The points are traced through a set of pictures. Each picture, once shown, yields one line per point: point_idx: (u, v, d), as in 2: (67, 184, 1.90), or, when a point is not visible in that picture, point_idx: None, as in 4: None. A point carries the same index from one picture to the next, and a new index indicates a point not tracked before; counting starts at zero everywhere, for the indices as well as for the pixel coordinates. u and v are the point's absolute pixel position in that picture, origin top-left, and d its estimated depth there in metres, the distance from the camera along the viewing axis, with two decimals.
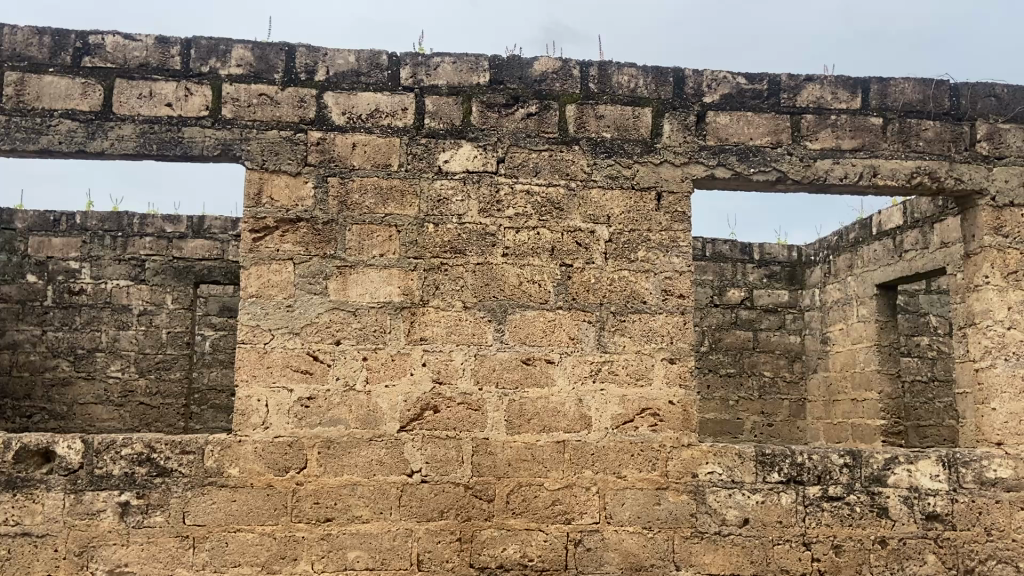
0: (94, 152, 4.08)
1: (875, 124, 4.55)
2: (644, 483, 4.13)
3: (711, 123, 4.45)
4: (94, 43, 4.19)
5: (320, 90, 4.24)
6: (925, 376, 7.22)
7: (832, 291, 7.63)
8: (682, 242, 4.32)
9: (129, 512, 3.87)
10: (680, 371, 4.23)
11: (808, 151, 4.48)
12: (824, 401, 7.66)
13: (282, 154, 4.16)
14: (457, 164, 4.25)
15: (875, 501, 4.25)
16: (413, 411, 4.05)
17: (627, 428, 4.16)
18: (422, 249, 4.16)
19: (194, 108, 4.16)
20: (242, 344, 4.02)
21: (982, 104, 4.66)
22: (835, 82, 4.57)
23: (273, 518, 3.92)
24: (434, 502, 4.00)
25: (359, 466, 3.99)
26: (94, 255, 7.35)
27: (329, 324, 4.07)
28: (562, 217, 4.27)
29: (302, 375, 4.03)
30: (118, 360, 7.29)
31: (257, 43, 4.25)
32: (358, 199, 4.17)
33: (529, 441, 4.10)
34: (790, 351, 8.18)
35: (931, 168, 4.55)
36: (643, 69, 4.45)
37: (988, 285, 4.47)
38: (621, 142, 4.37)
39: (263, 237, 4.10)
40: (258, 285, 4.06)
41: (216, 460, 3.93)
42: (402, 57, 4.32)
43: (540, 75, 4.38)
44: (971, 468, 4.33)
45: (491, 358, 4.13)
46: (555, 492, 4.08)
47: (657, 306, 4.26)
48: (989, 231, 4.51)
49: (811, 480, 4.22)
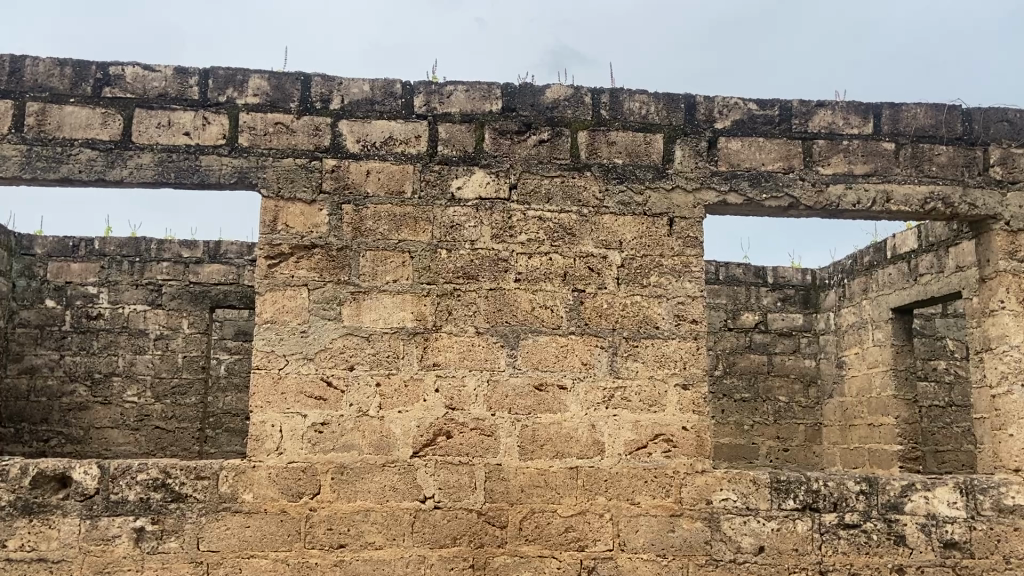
0: (112, 180, 4.15)
1: (887, 149, 4.56)
2: (657, 510, 4.11)
3: (723, 149, 4.47)
4: (114, 73, 4.27)
5: (334, 119, 4.30)
6: (942, 401, 7.18)
7: (847, 314, 7.59)
8: (694, 267, 4.33)
9: (144, 538, 3.88)
10: (694, 397, 4.22)
11: (820, 176, 4.49)
12: (840, 426, 7.61)
13: (297, 182, 4.21)
14: (469, 191, 4.28)
15: (892, 529, 4.20)
16: (426, 437, 4.06)
17: (641, 454, 4.15)
18: (435, 275, 4.19)
19: (212, 137, 4.23)
20: (256, 369, 4.04)
21: (995, 129, 4.66)
22: (846, 107, 4.58)
23: (286, 544, 3.93)
24: (447, 529, 4.00)
25: (373, 492, 4.00)
26: (112, 280, 7.43)
27: (343, 350, 4.10)
28: (575, 243, 4.29)
29: (317, 401, 4.05)
30: (134, 385, 7.34)
31: (273, 73, 4.32)
32: (371, 226, 4.20)
33: (542, 467, 4.09)
34: (805, 375, 8.13)
35: (945, 194, 4.54)
36: (655, 96, 4.48)
37: (1003, 310, 4.45)
38: (632, 168, 4.40)
39: (278, 263, 4.14)
40: (273, 311, 4.10)
41: (230, 485, 3.95)
42: (415, 86, 4.38)
43: (552, 102, 4.42)
44: (989, 495, 4.28)
45: (504, 383, 4.14)
46: (568, 519, 4.06)
47: (670, 331, 4.26)
48: (1004, 255, 4.49)
49: (827, 507, 4.19)
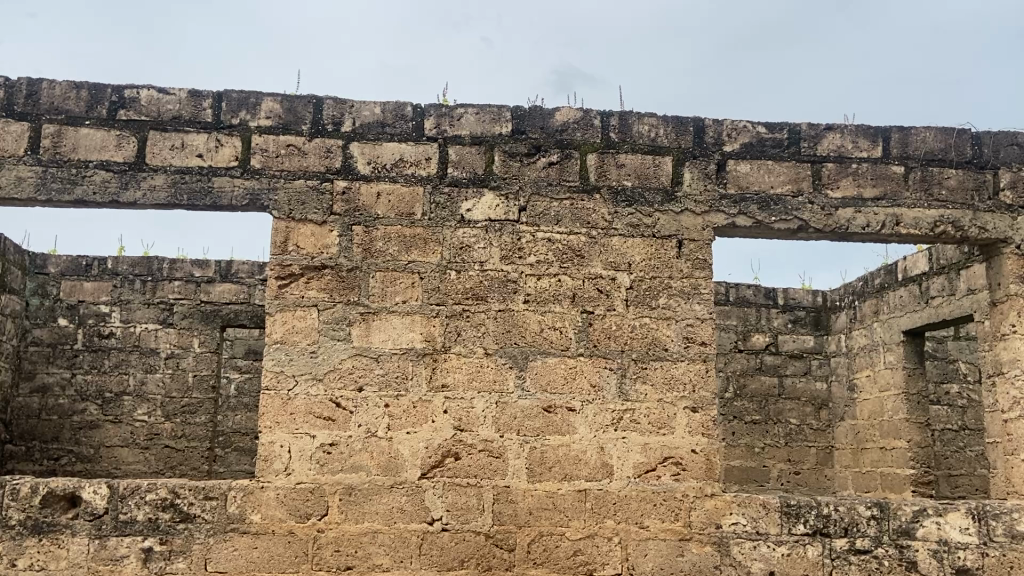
0: (126, 202, 4.19)
1: (896, 173, 4.56)
2: (666, 534, 4.09)
3: (733, 172, 4.48)
4: (130, 96, 4.33)
5: (346, 141, 4.34)
6: (955, 424, 7.17)
7: (858, 336, 7.56)
8: (704, 289, 4.33)
9: (151, 558, 3.88)
10: (703, 420, 4.21)
11: (830, 199, 4.49)
12: (852, 449, 7.56)
13: (308, 204, 4.25)
14: (479, 213, 4.30)
15: (903, 555, 4.16)
16: (434, 459, 4.06)
17: (650, 477, 4.13)
18: (444, 296, 4.21)
19: (225, 158, 4.27)
20: (266, 390, 4.06)
21: (1005, 153, 4.66)
22: (856, 130, 4.60)
23: (294, 565, 3.92)
24: (455, 551, 3.99)
25: (380, 514, 3.99)
26: (124, 299, 7.48)
27: (352, 370, 4.11)
28: (584, 264, 4.30)
29: (325, 422, 4.06)
30: (145, 404, 7.37)
31: (286, 96, 4.37)
32: (381, 247, 4.23)
33: (550, 490, 4.08)
34: (816, 398, 8.09)
35: (955, 217, 4.53)
36: (663, 118, 4.51)
37: (1015, 334, 4.43)
38: (641, 191, 4.41)
39: (288, 284, 4.17)
40: (283, 331, 4.12)
41: (239, 506, 3.95)
42: (426, 108, 4.41)
43: (561, 125, 4.45)
44: (1002, 522, 4.22)
45: (512, 406, 4.14)
46: (576, 542, 4.04)
47: (679, 353, 4.26)
48: (1015, 279, 4.48)
49: (838, 532, 4.15)
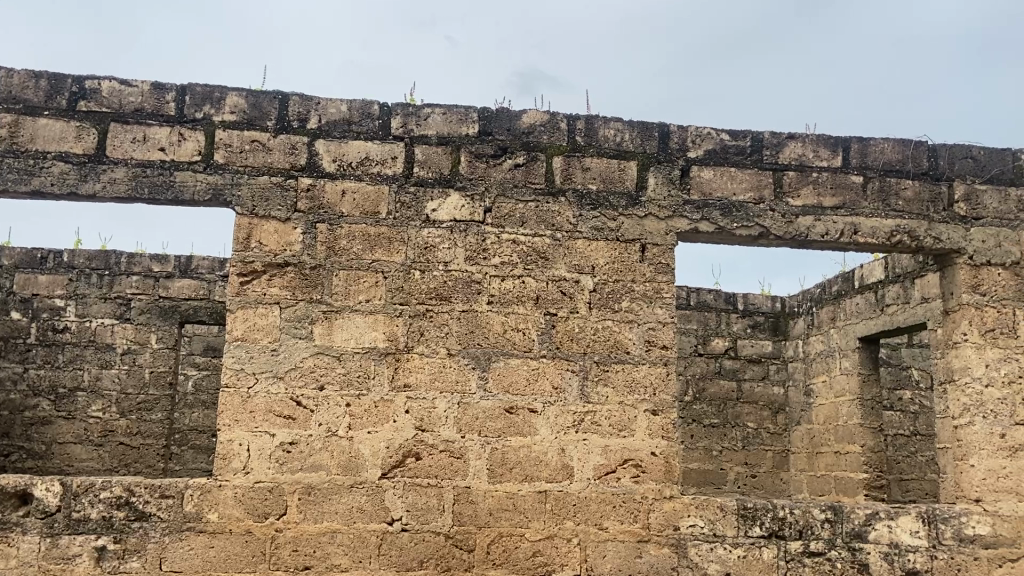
0: (84, 194, 4.12)
1: (855, 183, 4.65)
2: (625, 536, 4.13)
3: (696, 178, 4.54)
4: (90, 87, 4.25)
5: (311, 138, 4.31)
6: (907, 430, 7.28)
7: (815, 342, 7.69)
8: (665, 294, 4.38)
9: (105, 557, 3.82)
10: (663, 423, 4.25)
11: (790, 207, 4.57)
12: (807, 453, 7.68)
13: (271, 200, 4.21)
14: (445, 213, 4.30)
15: (856, 557, 4.24)
16: (395, 459, 4.05)
17: (610, 479, 4.17)
18: (408, 296, 4.20)
19: (187, 153, 4.22)
20: (225, 388, 4.01)
21: (960, 165, 4.77)
22: (816, 140, 4.68)
23: (251, 565, 3.89)
24: (414, 552, 3.98)
25: (339, 513, 3.97)
26: (79, 293, 7.32)
27: (313, 369, 4.08)
28: (548, 267, 4.32)
29: (285, 421, 4.02)
30: (100, 401, 7.24)
31: (251, 91, 4.33)
32: (345, 245, 4.21)
33: (510, 491, 4.09)
34: (773, 402, 8.21)
35: (911, 227, 4.64)
36: (629, 123, 4.55)
37: (966, 342, 4.55)
38: (606, 195, 4.45)
39: (250, 281, 4.13)
40: (243, 329, 4.08)
41: (195, 505, 3.90)
42: (393, 107, 4.40)
43: (528, 127, 4.47)
44: (950, 525, 4.34)
45: (474, 406, 4.14)
46: (536, 543, 4.06)
47: (640, 357, 4.30)
48: (967, 289, 4.60)
49: (792, 534, 4.22)
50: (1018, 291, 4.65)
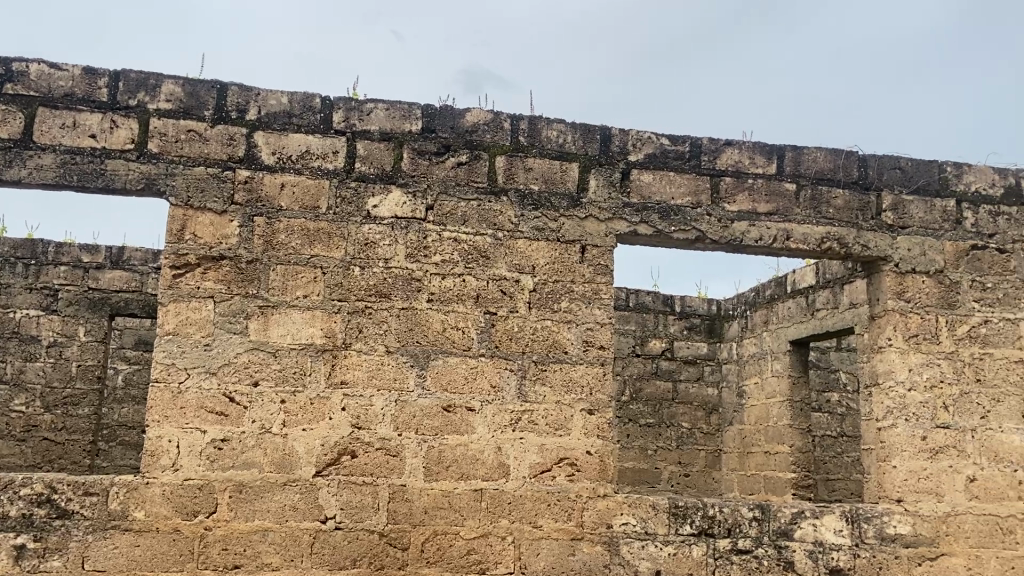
0: (9, 180, 3.98)
1: (788, 190, 4.77)
2: (559, 534, 4.16)
3: (636, 181, 4.60)
4: (18, 69, 4.11)
5: (250, 129, 4.23)
6: (834, 431, 7.53)
7: (749, 345, 7.87)
8: (604, 295, 4.42)
9: (24, 556, 3.70)
10: (599, 422, 4.30)
11: (726, 212, 4.67)
12: (738, 453, 7.85)
13: (207, 192, 4.12)
14: (386, 210, 4.28)
15: (781, 555, 4.36)
16: (330, 456, 4.01)
17: (545, 477, 4.19)
18: (347, 292, 4.16)
19: (120, 140, 4.10)
20: (155, 383, 3.92)
21: (888, 175, 4.93)
22: (752, 147, 4.79)
23: (178, 564, 3.80)
24: (347, 551, 3.95)
25: (271, 512, 3.91)
26: (3, 283, 7.07)
27: (247, 365, 4.01)
28: (489, 266, 4.33)
29: (217, 417, 3.95)
30: (23, 395, 7.01)
31: (188, 79, 4.23)
32: (283, 240, 4.15)
33: (446, 489, 4.09)
34: (707, 402, 8.37)
35: (840, 235, 4.78)
36: (572, 125, 4.58)
37: (890, 347, 4.71)
38: (548, 195, 4.47)
39: (183, 274, 4.04)
40: (175, 323, 3.99)
41: (121, 502, 3.80)
42: (335, 101, 4.36)
43: (471, 125, 4.47)
44: (872, 524, 4.48)
45: (411, 405, 4.12)
46: (470, 541, 4.07)
47: (578, 356, 4.34)
48: (891, 296, 4.76)
49: (721, 532, 4.32)
50: (940, 299, 4.82)
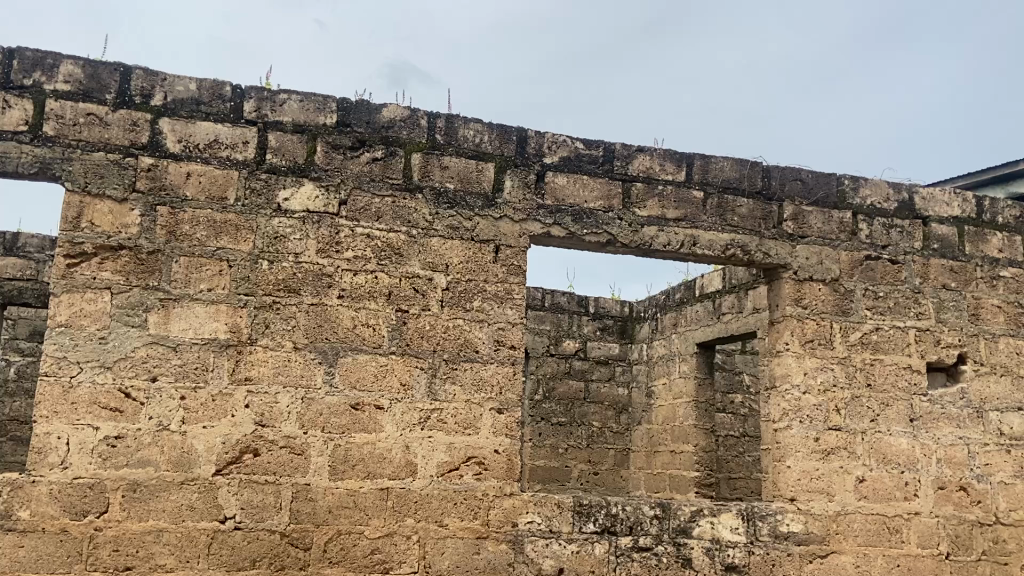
0: None
1: (698, 197, 4.90)
2: (463, 533, 4.16)
3: (550, 183, 4.64)
4: None
5: (155, 115, 4.09)
6: (736, 431, 7.76)
7: (659, 346, 8.04)
8: (516, 295, 4.45)
9: None
10: (507, 422, 4.31)
11: (637, 217, 4.76)
12: (646, 452, 8.01)
13: (107, 178, 3.97)
14: (297, 203, 4.19)
15: (680, 552, 4.47)
16: (231, 455, 3.91)
17: (452, 476, 4.19)
18: (254, 286, 4.06)
19: (12, 121, 3.91)
20: (44, 376, 3.75)
21: (791, 186, 5.11)
22: (664, 154, 4.89)
23: (65, 566, 3.65)
24: (246, 551, 3.86)
25: (167, 511, 3.79)
26: None
27: (146, 360, 3.88)
28: (402, 263, 4.30)
29: (111, 413, 3.80)
30: None
31: (90, 60, 4.06)
32: (187, 231, 4.02)
33: (351, 488, 4.04)
34: (617, 402, 8.52)
35: (745, 242, 4.94)
36: (488, 125, 4.59)
37: (788, 351, 4.89)
38: (463, 194, 4.47)
39: (79, 264, 3.88)
40: (68, 314, 3.83)
41: (4, 501, 3.63)
42: (246, 90, 4.25)
43: (387, 121, 4.42)
44: (767, 522, 4.64)
45: (318, 402, 4.06)
46: (374, 541, 4.03)
47: (489, 356, 4.35)
48: (791, 302, 4.94)
49: (623, 530, 4.40)
50: (836, 306, 5.03)
